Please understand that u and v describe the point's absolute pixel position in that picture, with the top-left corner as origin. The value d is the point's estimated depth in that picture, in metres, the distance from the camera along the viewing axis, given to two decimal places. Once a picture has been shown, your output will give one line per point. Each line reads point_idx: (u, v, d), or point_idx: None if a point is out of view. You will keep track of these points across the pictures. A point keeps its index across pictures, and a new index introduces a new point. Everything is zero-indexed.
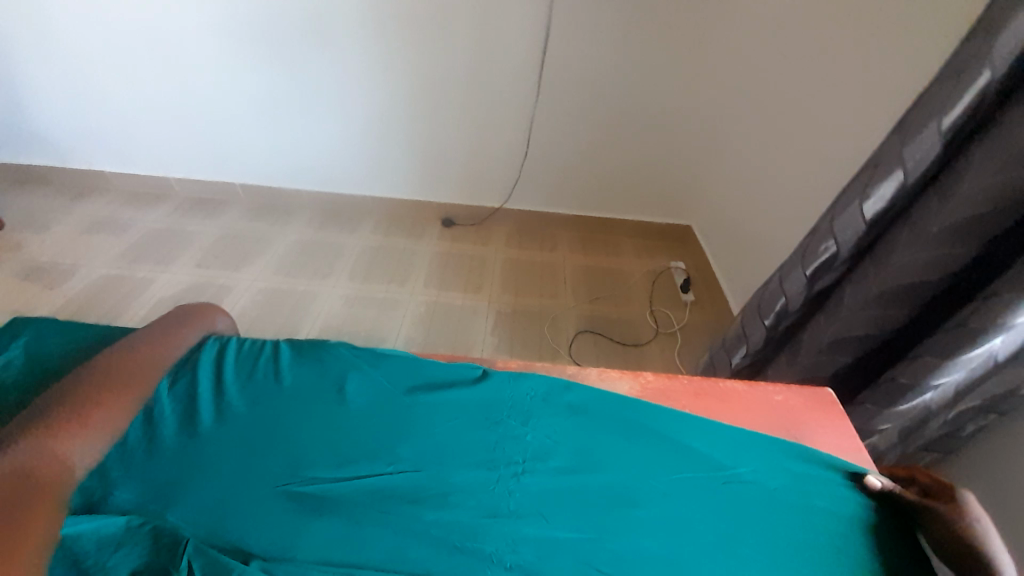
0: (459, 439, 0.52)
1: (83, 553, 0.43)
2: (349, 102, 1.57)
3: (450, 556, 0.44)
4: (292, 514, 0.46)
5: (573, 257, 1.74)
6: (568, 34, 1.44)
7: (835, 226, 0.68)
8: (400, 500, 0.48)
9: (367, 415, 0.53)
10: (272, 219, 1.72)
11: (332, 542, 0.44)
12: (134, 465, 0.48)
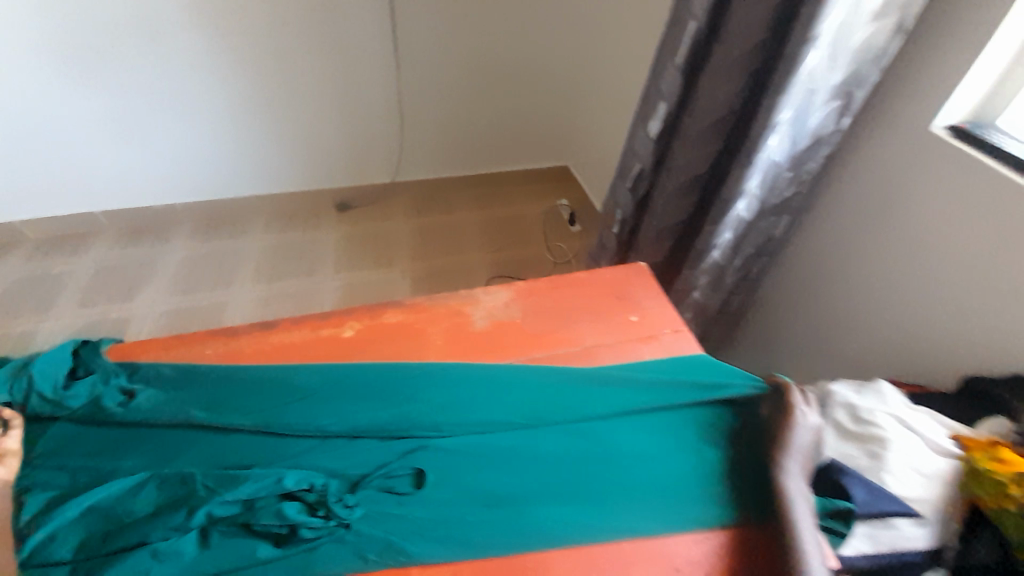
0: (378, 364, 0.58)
1: (106, 508, 0.47)
2: (206, 106, 1.54)
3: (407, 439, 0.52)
4: (263, 444, 0.52)
5: (471, 214, 1.88)
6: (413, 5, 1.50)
7: (636, 147, 0.90)
8: (346, 420, 0.53)
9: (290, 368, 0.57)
10: (152, 241, 1.67)
11: (304, 458, 0.51)
12: (97, 447, 0.52)
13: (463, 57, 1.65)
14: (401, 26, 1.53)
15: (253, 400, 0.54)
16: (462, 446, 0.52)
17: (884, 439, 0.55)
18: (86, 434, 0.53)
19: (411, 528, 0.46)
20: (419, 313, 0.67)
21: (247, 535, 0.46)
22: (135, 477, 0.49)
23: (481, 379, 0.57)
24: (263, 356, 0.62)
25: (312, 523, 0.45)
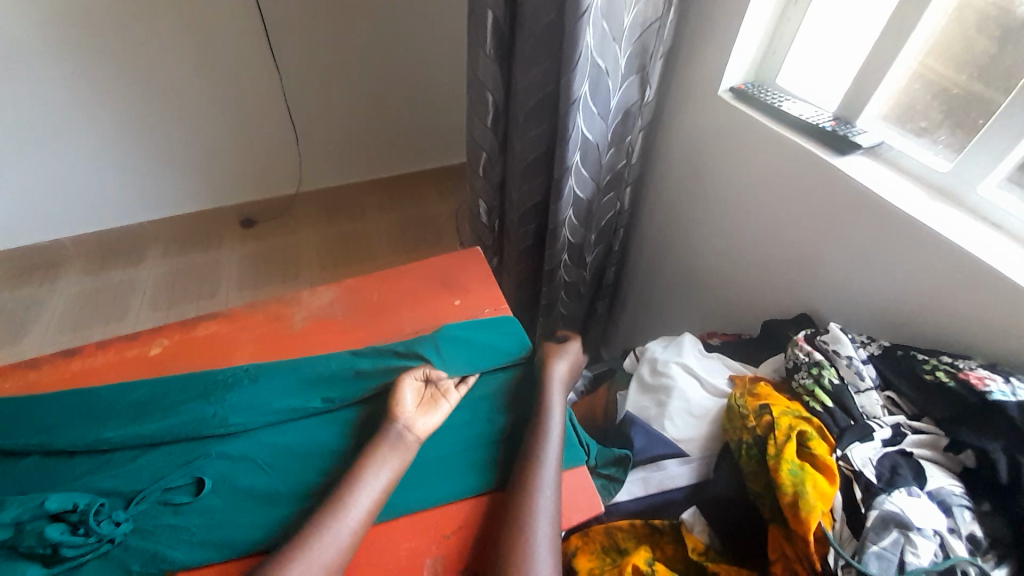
0: (178, 382, 0.59)
1: None
2: (73, 133, 1.46)
3: (191, 452, 0.54)
4: (42, 471, 0.52)
5: (382, 217, 1.87)
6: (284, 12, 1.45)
7: (477, 138, 0.93)
8: (129, 441, 0.54)
9: (86, 394, 0.58)
10: (38, 279, 1.58)
11: (80, 479, 0.51)
12: None
13: (345, 60, 1.61)
14: (273, 32, 1.47)
15: (47, 427, 0.55)
16: (246, 453, 0.53)
17: (670, 387, 0.60)
18: None
19: (177, 537, 0.48)
20: (234, 323, 0.67)
21: (8, 560, 0.45)
22: None
23: (285, 384, 0.59)
24: (62, 383, 0.60)
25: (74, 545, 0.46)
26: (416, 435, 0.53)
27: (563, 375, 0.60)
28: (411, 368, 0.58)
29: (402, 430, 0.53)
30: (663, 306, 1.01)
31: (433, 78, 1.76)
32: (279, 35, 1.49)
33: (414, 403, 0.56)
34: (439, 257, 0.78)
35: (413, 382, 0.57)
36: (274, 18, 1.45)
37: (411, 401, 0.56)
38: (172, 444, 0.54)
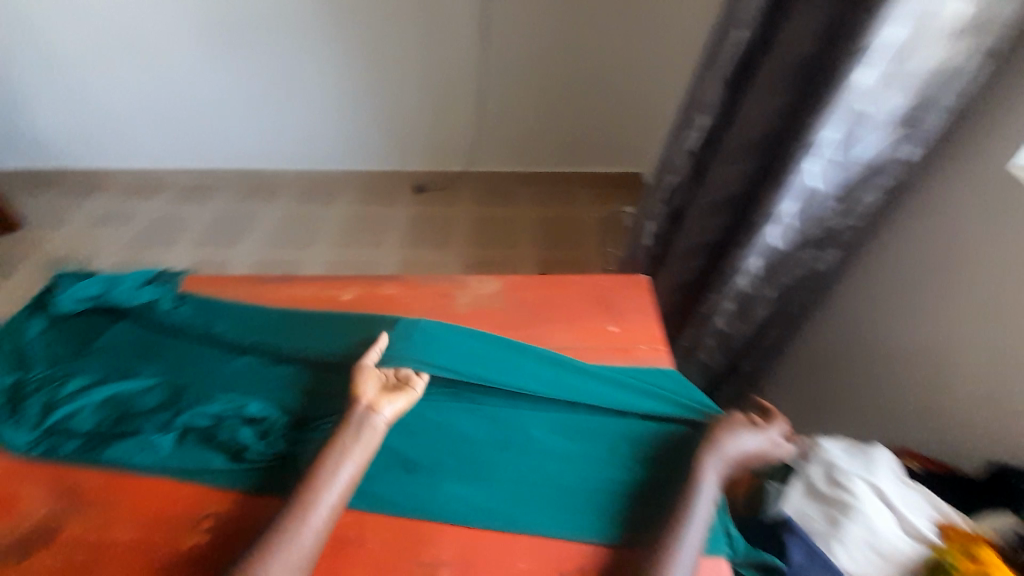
0: (361, 331, 0.65)
1: (128, 400, 0.60)
2: (317, 84, 1.77)
3: (359, 401, 0.59)
4: (254, 378, 0.62)
5: (533, 210, 1.91)
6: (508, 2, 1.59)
7: (671, 159, 0.88)
8: (317, 375, 0.62)
9: (295, 321, 0.67)
10: (259, 198, 1.95)
11: (278, 395, 0.60)
12: (139, 342, 0.67)
13: (541, 53, 1.70)
14: (490, 20, 1.63)
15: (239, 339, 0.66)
16: (400, 417, 0.57)
17: (852, 509, 0.52)
18: (133, 330, 0.68)
19: None
20: (404, 290, 0.73)
21: (221, 448, 0.55)
22: (149, 382, 0.62)
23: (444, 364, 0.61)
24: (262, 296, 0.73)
25: (150, 434, 0.57)
26: (381, 417, 0.53)
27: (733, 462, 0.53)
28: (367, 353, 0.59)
29: (373, 416, 0.53)
30: (837, 390, 0.88)
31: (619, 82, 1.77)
32: (494, 24, 1.63)
33: (377, 388, 0.56)
34: (603, 277, 0.75)
35: (372, 370, 0.57)
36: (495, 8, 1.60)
37: (372, 386, 0.55)
38: (346, 388, 0.60)
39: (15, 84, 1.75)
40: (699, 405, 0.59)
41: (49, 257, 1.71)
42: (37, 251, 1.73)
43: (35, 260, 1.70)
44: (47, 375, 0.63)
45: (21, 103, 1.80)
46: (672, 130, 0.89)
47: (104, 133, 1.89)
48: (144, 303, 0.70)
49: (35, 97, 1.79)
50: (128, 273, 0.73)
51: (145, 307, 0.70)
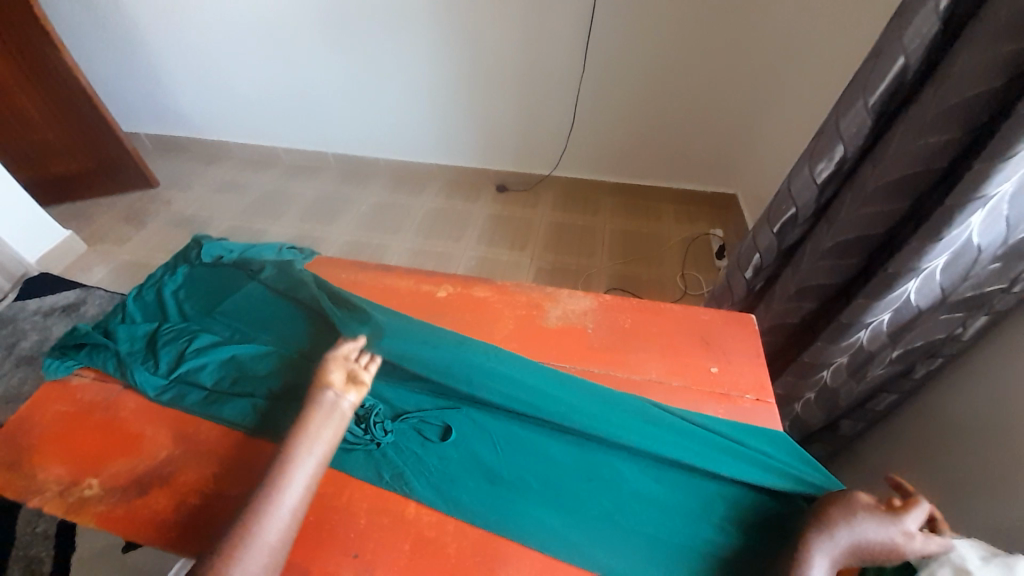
0: (490, 365, 0.77)
1: (243, 360, 0.82)
2: (417, 84, 1.89)
3: (492, 428, 0.72)
4: (399, 389, 0.77)
5: (611, 222, 2.00)
6: (615, 22, 1.61)
7: (795, 191, 0.84)
8: (457, 398, 0.75)
9: (428, 342, 0.80)
10: (356, 182, 2.16)
11: (423, 409, 0.74)
12: (257, 309, 0.89)
13: (639, 73, 1.73)
14: (593, 37, 1.66)
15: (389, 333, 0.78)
16: (528, 448, 0.70)
17: None
18: (258, 298, 0.91)
19: (473, 493, 0.67)
20: (501, 294, 0.88)
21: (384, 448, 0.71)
22: (263, 349, 0.83)
23: (564, 406, 0.73)
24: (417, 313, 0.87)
25: (261, 372, 0.80)
26: (345, 403, 0.69)
27: (830, 559, 0.58)
28: (342, 347, 0.74)
29: (334, 396, 0.68)
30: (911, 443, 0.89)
31: (713, 107, 1.79)
32: (596, 40, 1.66)
33: (341, 379, 0.70)
34: (691, 306, 0.87)
35: (339, 361, 0.72)
36: (600, 25, 1.63)
37: (337, 377, 0.70)
38: (480, 413, 0.74)
39: (161, 65, 2.01)
40: (793, 478, 0.66)
41: (176, 216, 1.98)
42: (168, 210, 2.01)
43: (166, 217, 1.97)
44: (180, 328, 0.87)
45: (166, 82, 2.07)
46: (799, 160, 0.85)
47: (228, 112, 2.13)
48: (268, 280, 0.93)
49: (175, 77, 2.05)
50: (267, 253, 0.98)
51: (269, 283, 0.92)
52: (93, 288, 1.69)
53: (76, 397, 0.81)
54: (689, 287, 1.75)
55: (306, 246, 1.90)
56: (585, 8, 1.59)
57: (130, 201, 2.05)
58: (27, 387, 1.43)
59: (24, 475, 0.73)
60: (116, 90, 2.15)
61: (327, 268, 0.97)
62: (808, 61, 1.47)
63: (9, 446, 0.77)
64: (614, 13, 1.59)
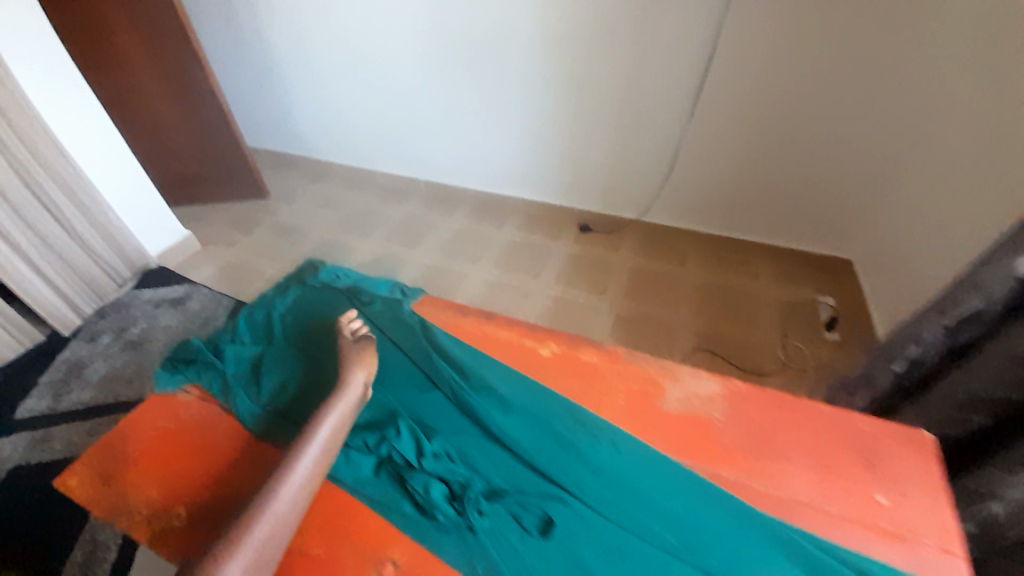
0: (584, 457, 0.85)
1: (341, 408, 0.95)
2: (515, 120, 1.91)
3: (584, 526, 0.78)
4: (500, 470, 0.85)
5: (697, 274, 1.82)
6: (731, 73, 1.54)
7: (978, 291, 0.81)
8: (553, 489, 0.82)
9: (530, 422, 0.90)
10: (442, 208, 2.21)
11: (519, 495, 0.82)
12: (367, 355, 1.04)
13: (750, 128, 1.64)
14: (707, 88, 1.60)
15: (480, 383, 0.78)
16: (622, 551, 0.75)
17: None
18: (365, 339, 1.06)
19: None
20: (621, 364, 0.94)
21: (483, 535, 0.77)
22: (364, 399, 0.97)
23: (660, 510, 0.79)
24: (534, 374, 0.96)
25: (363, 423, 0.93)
26: (332, 425, 0.84)
27: None
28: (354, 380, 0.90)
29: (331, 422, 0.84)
30: None
31: (830, 168, 1.64)
32: (709, 92, 1.60)
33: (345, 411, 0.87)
34: (846, 411, 0.88)
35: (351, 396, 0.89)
36: (715, 77, 1.57)
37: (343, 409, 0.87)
38: (575, 507, 0.80)
39: (288, 90, 2.22)
40: None
41: (278, 225, 2.13)
42: (272, 219, 2.17)
43: (269, 226, 2.12)
44: (280, 355, 1.03)
45: (290, 105, 2.28)
46: (985, 258, 0.82)
47: (337, 135, 2.30)
48: (379, 322, 1.08)
49: (298, 100, 2.25)
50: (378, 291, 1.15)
51: (379, 326, 1.08)
52: (199, 284, 1.83)
53: (180, 421, 0.91)
54: (789, 359, 1.57)
55: (388, 266, 1.95)
56: (703, 60, 1.54)
57: (241, 207, 2.23)
58: (129, 370, 1.55)
59: (114, 493, 0.82)
60: (247, 108, 2.39)
61: (452, 317, 1.07)
62: (955, 132, 1.32)
63: (108, 461, 0.86)
64: (734, 66, 1.53)
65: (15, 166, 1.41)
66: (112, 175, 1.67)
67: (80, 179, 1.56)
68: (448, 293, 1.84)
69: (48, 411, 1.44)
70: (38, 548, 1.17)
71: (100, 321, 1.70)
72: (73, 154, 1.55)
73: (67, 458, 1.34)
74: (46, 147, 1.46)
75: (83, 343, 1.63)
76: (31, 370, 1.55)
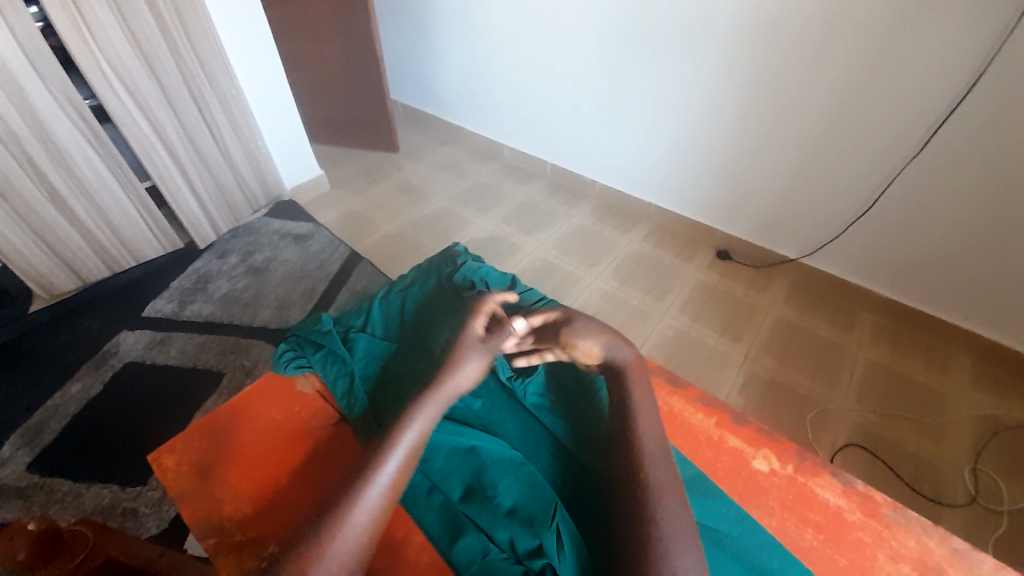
0: None
1: (483, 470, 0.73)
2: (676, 117, 1.65)
3: None
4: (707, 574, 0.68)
5: (863, 348, 1.50)
6: (1003, 104, 1.15)
7: None
8: None
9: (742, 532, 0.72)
10: (565, 199, 2.04)
11: None
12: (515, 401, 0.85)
13: (1005, 183, 1.23)
14: (956, 120, 1.21)
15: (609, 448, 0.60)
16: None
17: None
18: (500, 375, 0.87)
19: None
20: (867, 516, 0.75)
21: None
22: (511, 458, 0.75)
23: None
24: (721, 480, 0.79)
25: (505, 499, 0.70)
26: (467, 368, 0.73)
27: None
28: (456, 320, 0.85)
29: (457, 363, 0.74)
30: None
31: None
32: (957, 126, 1.22)
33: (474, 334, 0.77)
34: None
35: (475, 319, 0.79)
36: (974, 108, 1.18)
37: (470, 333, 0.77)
38: None
39: (438, 47, 2.15)
40: None
41: (401, 182, 2.10)
42: (396, 174, 2.15)
43: (393, 181, 2.10)
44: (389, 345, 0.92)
45: (436, 64, 2.22)
46: None
47: (476, 103, 2.21)
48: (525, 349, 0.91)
49: (444, 60, 2.18)
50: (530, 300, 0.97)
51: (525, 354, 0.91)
52: (322, 225, 1.86)
53: (292, 417, 0.83)
54: (980, 494, 1.22)
55: (501, 248, 1.83)
56: (964, 82, 1.17)
57: (370, 156, 2.24)
58: (245, 296, 1.60)
59: (205, 489, 0.74)
60: (395, 61, 2.38)
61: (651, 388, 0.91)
62: None
63: (208, 443, 0.79)
64: (1013, 94, 1.13)
65: (188, 79, 1.46)
66: (268, 103, 1.71)
67: (239, 100, 1.62)
68: (558, 292, 1.67)
69: (172, 313, 1.54)
70: (139, 447, 1.24)
71: (231, 241, 1.78)
72: (238, 76, 1.59)
73: (177, 365, 1.41)
74: (217, 65, 1.52)
75: (213, 258, 1.72)
76: (168, 271, 1.67)
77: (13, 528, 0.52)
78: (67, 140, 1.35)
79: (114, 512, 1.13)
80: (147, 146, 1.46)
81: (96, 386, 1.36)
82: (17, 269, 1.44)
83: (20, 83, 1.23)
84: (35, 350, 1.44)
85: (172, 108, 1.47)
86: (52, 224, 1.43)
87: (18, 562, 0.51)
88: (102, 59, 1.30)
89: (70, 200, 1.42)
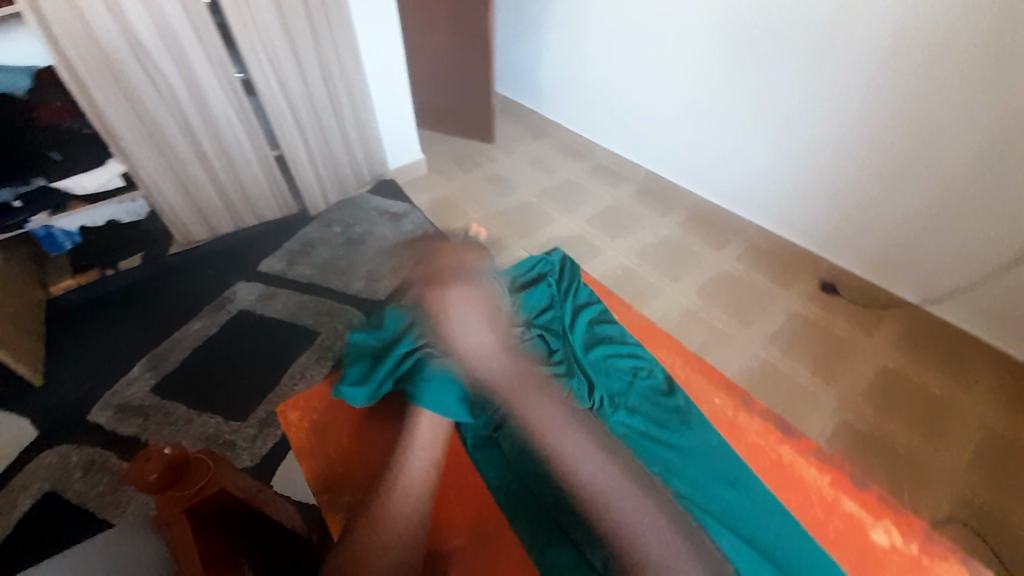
0: None
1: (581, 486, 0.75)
2: (796, 132, 1.51)
3: None
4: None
5: (988, 416, 1.31)
6: None
7: None
8: None
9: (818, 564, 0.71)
10: (653, 206, 1.97)
11: None
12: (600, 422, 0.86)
13: None
14: None
15: None
16: None
17: None
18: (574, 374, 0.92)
19: None
20: None
21: None
22: None
23: None
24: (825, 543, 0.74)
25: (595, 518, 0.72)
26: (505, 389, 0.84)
27: None
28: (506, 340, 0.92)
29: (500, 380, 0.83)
30: None
31: None
32: None
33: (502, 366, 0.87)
34: None
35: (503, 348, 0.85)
36: None
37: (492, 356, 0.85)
38: None
39: (547, 40, 2.14)
40: None
41: (492, 172, 2.15)
42: (489, 163, 2.20)
43: (484, 170, 2.15)
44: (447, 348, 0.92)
45: (542, 57, 2.22)
46: None
47: (575, 99, 2.19)
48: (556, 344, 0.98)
49: (551, 51, 2.16)
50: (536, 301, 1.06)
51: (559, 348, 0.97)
52: (417, 207, 1.96)
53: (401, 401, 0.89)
54: None
55: (582, 249, 1.81)
56: None
57: (465, 143, 2.31)
58: (342, 264, 1.74)
59: (321, 451, 0.85)
60: (501, 52, 2.41)
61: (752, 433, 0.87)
62: None
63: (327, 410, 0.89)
64: None
65: (321, 60, 1.59)
66: (385, 89, 1.82)
67: (362, 85, 1.73)
68: (636, 302, 1.62)
69: (280, 272, 1.71)
70: (241, 386, 1.40)
71: (337, 212, 1.93)
72: (364, 62, 1.71)
73: (282, 319, 1.57)
74: (348, 49, 1.63)
75: (320, 226, 1.88)
76: (281, 234, 1.85)
77: (148, 453, 0.59)
78: (217, 109, 1.53)
79: (215, 442, 1.29)
80: (280, 119, 1.62)
81: (213, 326, 1.55)
82: (163, 216, 1.67)
83: (186, 53, 1.41)
84: (169, 288, 1.67)
85: (304, 85, 1.61)
86: (195, 180, 1.64)
87: (149, 481, 0.58)
88: (256, 39, 1.45)
89: (212, 161, 1.62)
